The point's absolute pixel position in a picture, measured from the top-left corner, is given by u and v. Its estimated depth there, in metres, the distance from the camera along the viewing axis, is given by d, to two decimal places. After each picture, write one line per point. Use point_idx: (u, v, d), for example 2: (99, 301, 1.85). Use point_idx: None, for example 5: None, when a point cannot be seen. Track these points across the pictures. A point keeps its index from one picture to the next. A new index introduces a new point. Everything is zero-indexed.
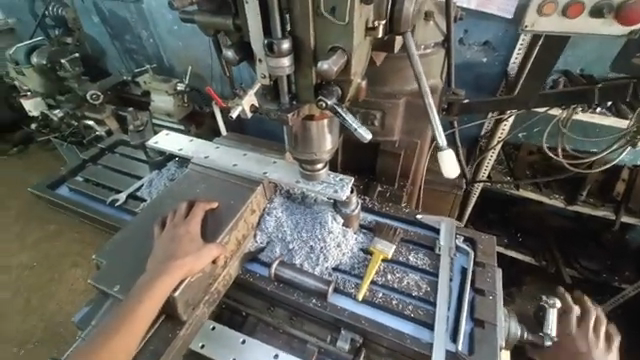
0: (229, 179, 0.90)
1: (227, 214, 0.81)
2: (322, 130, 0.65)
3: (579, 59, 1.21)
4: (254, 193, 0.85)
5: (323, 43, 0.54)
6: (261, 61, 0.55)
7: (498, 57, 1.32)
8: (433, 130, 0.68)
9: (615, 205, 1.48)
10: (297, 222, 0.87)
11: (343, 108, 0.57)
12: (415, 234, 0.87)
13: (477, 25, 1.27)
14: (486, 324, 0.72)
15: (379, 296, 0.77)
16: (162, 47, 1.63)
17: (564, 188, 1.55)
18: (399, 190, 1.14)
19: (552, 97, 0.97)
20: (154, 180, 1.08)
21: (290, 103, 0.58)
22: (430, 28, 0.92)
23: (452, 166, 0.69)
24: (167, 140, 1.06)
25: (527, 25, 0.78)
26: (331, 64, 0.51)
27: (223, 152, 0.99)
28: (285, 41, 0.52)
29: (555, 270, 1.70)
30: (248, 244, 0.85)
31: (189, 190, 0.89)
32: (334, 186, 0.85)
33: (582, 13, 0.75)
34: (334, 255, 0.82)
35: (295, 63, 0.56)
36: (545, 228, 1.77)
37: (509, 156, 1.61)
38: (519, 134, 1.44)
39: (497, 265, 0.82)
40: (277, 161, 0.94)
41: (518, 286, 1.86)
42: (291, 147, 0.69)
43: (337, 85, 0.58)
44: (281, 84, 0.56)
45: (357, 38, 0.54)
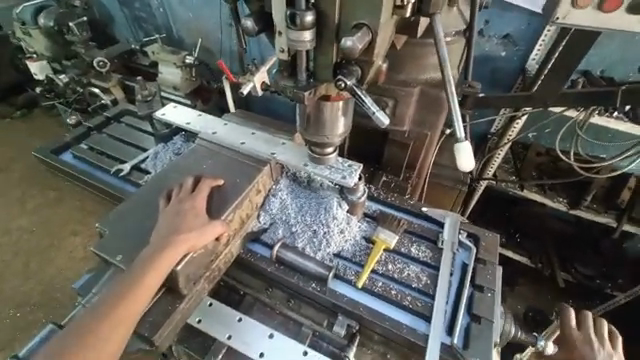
0: (235, 157, 0.88)
1: (232, 192, 0.79)
2: (336, 113, 0.63)
3: (602, 59, 1.17)
4: (261, 173, 0.84)
5: (348, 19, 0.51)
6: (281, 33, 0.52)
7: (517, 52, 1.28)
8: (453, 120, 0.66)
9: (618, 212, 1.46)
10: (302, 205, 0.86)
11: (362, 90, 0.55)
12: (419, 226, 0.86)
13: (499, 16, 1.23)
14: (483, 319, 0.72)
15: (379, 284, 0.76)
16: (172, 17, 1.58)
17: (569, 191, 1.53)
18: (405, 182, 1.11)
19: (571, 97, 0.94)
20: (159, 153, 1.06)
21: (307, 81, 0.56)
22: (452, 15, 0.88)
23: (469, 159, 0.67)
24: (174, 113, 1.03)
25: (558, 16, 0.74)
26: (355, 41, 0.49)
27: (231, 130, 0.97)
28: (309, 13, 0.49)
29: (549, 273, 1.70)
30: (251, 224, 0.84)
31: (194, 165, 0.87)
32: (341, 172, 0.83)
33: (619, 7, 0.71)
34: (336, 241, 0.81)
35: (317, 38, 0.53)
36: (545, 231, 1.77)
37: (517, 156, 1.59)
38: (530, 134, 1.43)
39: (498, 263, 0.81)
40: (286, 142, 0.92)
41: (511, 286, 1.87)
42: (303, 128, 0.67)
43: (357, 65, 0.55)
44: (300, 60, 0.54)
45: (384, 17, 0.51)
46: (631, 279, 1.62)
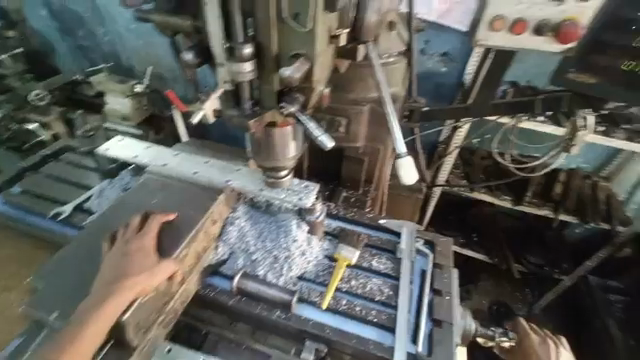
0: (187, 188, 0.85)
1: (185, 226, 0.76)
2: (287, 138, 0.60)
3: (526, 71, 1.32)
4: (216, 202, 0.82)
5: (286, 50, 0.52)
6: (222, 65, 0.53)
7: (456, 67, 1.41)
8: (393, 137, 0.71)
9: (555, 204, 1.61)
10: (261, 231, 0.85)
11: (305, 115, 0.58)
12: (378, 239, 0.89)
13: (437, 36, 1.35)
14: (444, 323, 0.75)
15: (344, 303, 0.76)
16: (119, 45, 1.52)
17: (513, 189, 1.66)
18: (364, 195, 1.16)
19: (502, 107, 1.01)
20: (104, 190, 1.00)
21: (252, 110, 0.57)
22: (394, 38, 0.94)
23: (410, 174, 0.70)
24: (120, 146, 0.98)
25: (479, 39, 0.84)
26: (293, 71, 0.50)
27: (183, 159, 0.93)
28: (247, 46, 0.51)
29: (506, 267, 1.80)
30: (209, 256, 0.81)
31: (143, 200, 0.83)
32: (298, 194, 0.84)
33: (525, 30, 0.80)
34: (299, 264, 0.81)
35: (258, 68, 0.54)
36: (497, 228, 1.89)
37: (466, 161, 1.70)
38: (475, 140, 1.67)
39: (454, 266, 0.85)
40: (241, 169, 0.91)
41: (475, 283, 1.96)
42: (254, 154, 0.64)
43: (299, 92, 0.56)
44: (243, 90, 0.55)
45: (321, 47, 0.52)
46: (572, 264, 1.79)
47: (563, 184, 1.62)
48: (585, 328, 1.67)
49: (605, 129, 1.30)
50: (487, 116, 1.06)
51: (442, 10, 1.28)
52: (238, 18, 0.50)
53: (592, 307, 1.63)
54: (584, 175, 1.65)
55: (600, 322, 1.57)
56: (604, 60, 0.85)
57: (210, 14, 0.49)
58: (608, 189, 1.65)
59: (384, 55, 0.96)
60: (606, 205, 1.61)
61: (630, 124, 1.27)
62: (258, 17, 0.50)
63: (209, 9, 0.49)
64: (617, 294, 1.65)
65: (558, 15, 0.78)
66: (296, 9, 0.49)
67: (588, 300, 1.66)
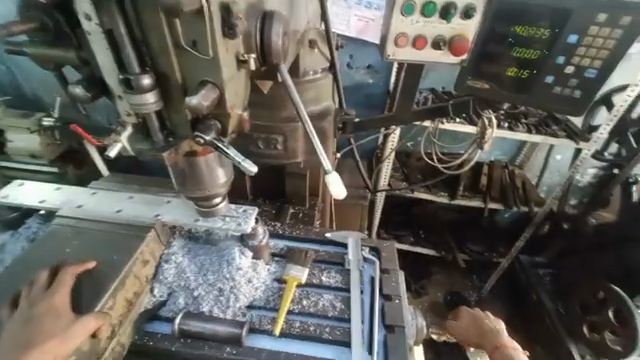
0: (109, 229, 0.77)
1: (108, 273, 0.68)
2: (212, 165, 0.62)
3: (439, 79, 1.59)
4: (145, 241, 0.76)
5: (191, 77, 0.49)
6: (121, 97, 0.50)
7: (381, 77, 1.69)
8: (319, 154, 0.72)
9: (482, 194, 1.78)
10: (202, 264, 0.80)
11: (224, 143, 0.54)
12: (325, 253, 0.89)
13: (359, 50, 1.62)
14: (396, 327, 0.76)
15: (297, 325, 0.75)
16: (22, 74, 1.36)
17: (447, 185, 1.81)
18: (312, 209, 1.14)
19: (424, 113, 1.05)
20: (6, 245, 0.84)
21: (165, 142, 0.54)
22: (316, 55, 0.99)
23: (339, 187, 0.72)
24: (24, 191, 0.86)
25: (389, 54, 0.88)
26: (200, 99, 0.47)
27: (102, 198, 0.85)
28: (145, 76, 0.47)
29: (451, 257, 1.97)
30: (144, 300, 0.74)
31: (53, 252, 0.73)
32: (236, 219, 0.81)
33: (426, 45, 0.87)
34: (246, 293, 0.77)
35: (164, 98, 0.51)
36: (439, 222, 2.04)
37: (403, 164, 1.84)
38: (408, 143, 1.91)
39: (399, 269, 0.88)
40: (172, 199, 0.86)
41: (428, 277, 2.07)
42: (179, 185, 0.63)
43: (215, 118, 0.54)
44: (151, 122, 0.52)
45: (229, 72, 0.51)
46: (507, 246, 2.01)
47: (487, 175, 1.82)
48: (526, 303, 1.86)
49: (508, 124, 1.52)
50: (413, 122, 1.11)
51: (359, 28, 1.52)
52: (130, 49, 0.46)
53: (528, 284, 1.82)
54: (503, 166, 1.88)
55: (536, 295, 1.76)
56: (493, 68, 0.88)
57: (96, 45, 0.46)
58: (522, 175, 1.89)
59: (310, 71, 0.99)
60: (523, 190, 1.82)
61: (524, 120, 1.55)
62: (152, 46, 0.47)
63: (95, 39, 0.46)
64: (545, 268, 1.86)
65: (448, 30, 0.86)
66: (193, 35, 0.46)
67: (523, 276, 1.86)
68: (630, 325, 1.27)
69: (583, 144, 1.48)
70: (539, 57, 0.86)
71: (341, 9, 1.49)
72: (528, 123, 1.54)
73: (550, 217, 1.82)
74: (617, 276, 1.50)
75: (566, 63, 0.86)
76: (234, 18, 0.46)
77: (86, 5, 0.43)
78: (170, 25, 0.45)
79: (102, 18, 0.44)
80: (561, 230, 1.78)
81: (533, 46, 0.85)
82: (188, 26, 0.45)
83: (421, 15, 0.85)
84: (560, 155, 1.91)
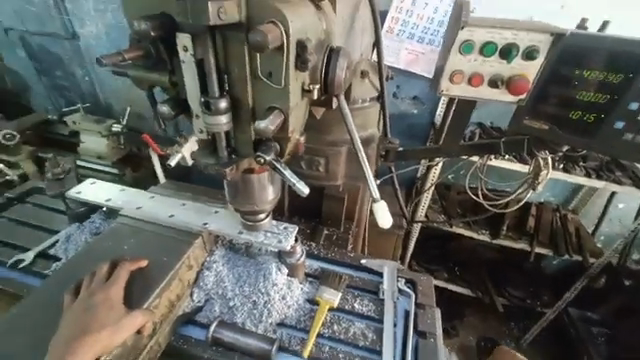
0: (163, 233, 0.83)
1: (158, 273, 0.73)
2: (264, 183, 0.65)
3: (488, 114, 1.56)
4: (192, 247, 0.80)
5: (262, 103, 0.54)
6: (198, 116, 0.55)
7: (426, 108, 1.70)
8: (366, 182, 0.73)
9: (529, 236, 1.65)
10: (240, 275, 0.82)
11: (281, 164, 0.58)
12: (360, 280, 0.87)
13: (406, 81, 1.66)
14: None
15: (326, 350, 0.73)
16: (100, 85, 1.55)
17: (489, 222, 1.71)
18: (346, 233, 1.14)
19: (471, 149, 1.01)
20: (73, 235, 0.94)
21: (228, 158, 0.58)
22: (366, 85, 1.03)
23: (387, 217, 0.72)
24: (94, 189, 0.96)
25: (442, 89, 0.89)
26: (268, 123, 0.50)
27: (159, 202, 0.92)
28: (222, 100, 0.53)
29: (489, 300, 1.81)
30: (183, 304, 0.78)
31: (113, 248, 0.80)
32: (277, 235, 0.83)
33: (482, 83, 0.87)
34: (278, 309, 0.78)
35: (234, 120, 0.56)
36: (477, 261, 1.93)
37: (442, 196, 1.80)
38: (450, 176, 1.87)
39: (436, 305, 0.83)
40: (219, 210, 0.91)
41: (461, 319, 1.94)
42: (232, 198, 0.67)
43: (276, 141, 0.57)
44: (220, 140, 0.56)
45: (295, 100, 0.54)
46: (553, 296, 1.81)
47: (534, 217, 1.71)
48: None
49: (564, 166, 1.43)
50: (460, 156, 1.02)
51: (408, 60, 1.60)
52: (215, 76, 0.52)
53: (578, 340, 1.60)
54: (553, 208, 1.76)
55: (587, 354, 1.54)
56: (552, 108, 0.85)
57: (187, 72, 0.52)
58: (576, 220, 1.74)
59: (359, 99, 1.03)
60: (577, 237, 1.67)
61: (582, 163, 1.45)
62: (233, 75, 0.52)
63: (186, 67, 0.52)
64: (599, 326, 1.64)
65: (508, 70, 0.85)
66: (269, 68, 0.50)
67: (572, 330, 1.65)
68: None
69: None
70: (607, 102, 0.81)
71: (393, 42, 1.58)
72: (587, 167, 1.44)
73: (608, 271, 1.66)
74: None
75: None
76: (307, 54, 0.50)
77: (186, 40, 0.50)
78: (250, 59, 0.51)
79: (197, 50, 0.50)
80: (620, 286, 1.59)
81: (596, 90, 0.81)
82: (266, 60, 0.50)
83: (480, 54, 0.84)
84: (622, 204, 1.73)
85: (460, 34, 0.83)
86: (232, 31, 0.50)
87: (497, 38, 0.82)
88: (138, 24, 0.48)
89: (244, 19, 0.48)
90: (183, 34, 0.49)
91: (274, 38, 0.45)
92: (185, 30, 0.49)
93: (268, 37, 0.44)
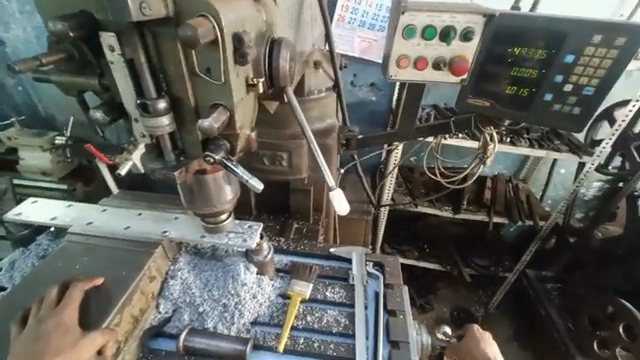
0: (119, 246, 0.79)
1: (117, 289, 0.69)
2: (220, 183, 0.63)
3: (441, 96, 1.63)
4: (153, 257, 0.77)
5: (204, 100, 0.52)
6: (137, 120, 0.52)
7: (384, 95, 1.74)
8: (323, 172, 0.73)
9: (486, 208, 1.77)
10: (207, 280, 0.81)
11: (233, 162, 0.56)
12: (330, 269, 0.89)
13: (363, 69, 1.68)
14: (401, 343, 0.74)
15: (301, 341, 0.74)
16: (37, 95, 1.44)
17: (450, 198, 1.81)
18: (315, 224, 1.14)
19: (426, 130, 1.05)
20: (17, 261, 0.85)
21: (177, 161, 0.56)
22: (321, 75, 1.04)
23: (343, 203, 0.73)
24: (37, 209, 0.88)
25: (391, 74, 0.91)
26: (212, 121, 0.49)
27: (112, 214, 0.87)
28: (161, 100, 0.50)
29: (457, 273, 1.92)
30: (149, 317, 0.75)
31: (63, 269, 0.74)
32: (242, 235, 0.82)
33: (427, 66, 0.90)
34: (250, 308, 0.77)
35: (177, 121, 0.53)
36: (443, 237, 2.03)
37: (407, 178, 1.87)
38: (411, 158, 1.95)
39: (403, 284, 0.87)
40: (179, 215, 0.88)
41: (434, 292, 2.05)
42: (189, 202, 0.64)
43: (225, 139, 0.56)
44: (164, 143, 0.54)
45: (239, 95, 0.53)
46: (513, 260, 1.98)
47: (491, 189, 1.83)
48: (535, 319, 1.80)
49: (511, 139, 1.55)
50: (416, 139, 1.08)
51: (362, 48, 1.62)
52: (149, 76, 0.49)
53: (536, 299, 1.77)
54: (506, 180, 1.89)
55: (543, 310, 1.71)
56: (493, 86, 0.91)
57: (118, 74, 0.49)
58: (526, 189, 1.89)
59: (315, 90, 1.03)
60: (528, 204, 1.82)
61: (527, 135, 1.58)
62: (169, 73, 0.50)
63: (115, 68, 0.48)
64: (553, 282, 1.81)
65: (448, 52, 0.88)
66: (207, 63, 0.49)
67: (531, 292, 1.81)
68: None
69: (586, 158, 1.49)
70: (537, 76, 0.88)
71: (345, 31, 1.60)
72: (530, 139, 1.56)
73: (556, 231, 1.79)
74: (624, 291, 1.44)
75: (565, 81, 0.88)
76: (245, 47, 0.48)
77: (110, 39, 0.46)
78: (186, 55, 0.49)
79: (124, 49, 0.47)
80: (567, 243, 1.72)
81: (533, 66, 0.87)
82: (202, 56, 0.48)
83: (422, 38, 0.88)
84: (564, 169, 1.91)
85: (402, 19, 0.85)
86: (161, 27, 0.47)
87: (436, 21, 0.85)
88: (53, 24, 0.44)
89: (172, 13, 0.46)
90: (108, 33, 0.46)
91: (205, 31, 0.43)
92: (109, 28, 0.46)
93: (199, 31, 0.43)
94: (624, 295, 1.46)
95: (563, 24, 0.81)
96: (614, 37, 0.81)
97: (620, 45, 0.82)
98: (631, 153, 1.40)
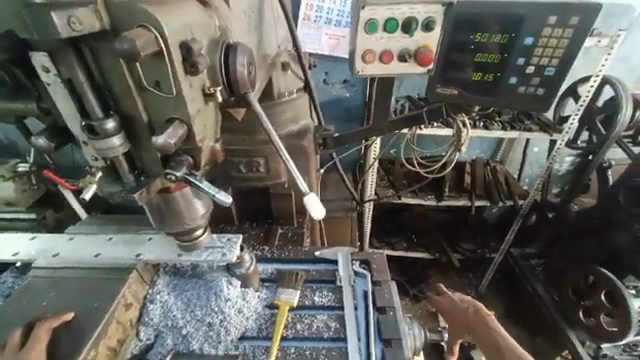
0: (89, 276, 0.74)
1: (89, 322, 0.65)
2: (188, 199, 0.60)
3: (414, 86, 1.65)
4: (127, 283, 0.73)
5: (158, 116, 0.49)
6: (87, 143, 0.49)
7: (357, 91, 1.73)
8: (294, 176, 0.71)
9: (468, 193, 1.81)
10: (189, 299, 0.77)
11: (197, 177, 0.53)
12: (317, 273, 0.87)
13: (333, 67, 1.67)
14: (393, 341, 0.73)
15: (292, 352, 0.72)
16: None
17: (432, 187, 1.83)
18: (300, 227, 1.12)
19: (399, 122, 1.04)
20: None
21: (136, 182, 0.53)
22: (289, 76, 1.01)
23: (318, 206, 0.71)
24: None
25: (358, 69, 0.90)
26: (167, 138, 0.46)
27: (80, 242, 0.82)
28: (109, 120, 0.47)
29: (446, 258, 1.97)
30: (130, 346, 0.71)
31: (29, 307, 0.69)
32: (221, 249, 0.78)
33: (393, 59, 0.90)
34: (237, 324, 0.74)
35: (131, 139, 0.50)
36: (429, 225, 2.06)
37: (388, 171, 1.88)
38: (391, 151, 1.97)
39: (392, 279, 0.85)
40: (153, 236, 0.84)
41: (426, 281, 2.06)
42: (158, 222, 0.61)
43: (186, 153, 0.53)
44: (120, 164, 0.51)
45: (195, 107, 0.50)
46: (498, 240, 2.02)
47: (470, 174, 1.86)
48: (524, 296, 1.85)
49: (484, 124, 1.58)
50: (390, 133, 1.07)
51: (331, 45, 1.61)
52: (92, 95, 0.46)
53: (522, 276, 1.80)
54: (484, 163, 1.92)
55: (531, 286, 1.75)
56: (459, 74, 0.91)
57: (57, 95, 0.46)
58: (504, 170, 1.93)
59: (285, 92, 1.00)
60: (506, 184, 1.86)
61: (498, 119, 1.61)
62: (115, 90, 0.47)
63: (53, 90, 0.45)
64: (536, 258, 1.85)
65: (412, 43, 0.88)
66: (154, 76, 0.46)
67: (517, 269, 1.84)
68: (621, 305, 1.30)
69: (556, 135, 1.56)
70: (501, 60, 0.89)
71: (312, 30, 1.58)
72: (502, 121, 1.61)
73: (535, 208, 1.83)
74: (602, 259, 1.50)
75: (527, 64, 0.89)
76: (195, 56, 0.45)
77: (43, 58, 0.43)
78: (130, 69, 0.45)
79: (60, 68, 0.44)
80: (546, 218, 1.76)
81: (494, 51, 0.88)
82: (146, 68, 0.45)
83: (384, 31, 0.87)
84: (537, 147, 1.97)
85: (363, 14, 0.84)
86: (99, 42, 0.44)
87: (396, 13, 0.84)
88: None
89: (108, 26, 0.43)
90: (39, 53, 0.43)
91: (145, 43, 0.40)
92: (40, 48, 0.43)
93: (138, 43, 0.40)
94: (601, 264, 1.52)
95: (520, 7, 0.82)
96: (568, 16, 0.82)
97: (574, 24, 0.83)
98: (596, 127, 1.44)
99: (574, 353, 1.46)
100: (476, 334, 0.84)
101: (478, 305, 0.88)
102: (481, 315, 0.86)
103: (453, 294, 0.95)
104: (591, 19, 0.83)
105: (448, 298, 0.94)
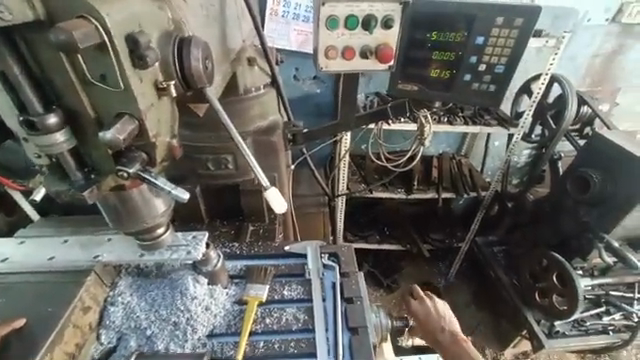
0: (42, 280, 0.71)
1: (42, 327, 0.62)
2: (147, 196, 0.59)
3: (382, 83, 1.69)
4: (84, 286, 0.70)
5: (107, 110, 0.47)
6: (27, 140, 0.47)
7: (327, 87, 1.75)
8: (256, 172, 0.71)
9: (435, 186, 1.88)
10: (154, 299, 0.76)
11: (152, 173, 0.52)
12: (286, 267, 0.88)
13: (303, 63, 1.67)
14: (360, 329, 0.75)
15: (261, 345, 0.73)
16: None
17: (402, 180, 1.88)
18: (272, 223, 1.11)
19: (366, 117, 1.06)
20: None
21: (86, 179, 0.51)
22: (256, 72, 1.00)
23: (280, 202, 0.73)
24: None
25: (322, 65, 0.90)
26: (115, 133, 0.44)
27: (31, 246, 0.78)
28: (51, 115, 0.45)
29: (417, 249, 2.04)
30: (89, 350, 0.69)
31: None
32: (186, 247, 0.76)
33: (355, 55, 0.91)
34: (204, 321, 0.74)
35: (78, 135, 0.49)
36: (401, 217, 2.12)
37: (360, 166, 1.92)
38: (362, 146, 2.01)
39: (359, 271, 0.87)
40: (112, 236, 0.81)
41: (398, 272, 2.13)
42: (115, 222, 0.60)
43: (140, 149, 0.52)
44: (66, 162, 0.49)
45: (146, 101, 0.48)
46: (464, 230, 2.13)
47: (437, 167, 1.94)
48: (489, 281, 1.96)
49: (448, 119, 1.66)
50: (358, 128, 1.09)
51: (300, 41, 1.61)
52: (30, 89, 0.44)
53: (485, 262, 1.90)
54: (450, 157, 2.00)
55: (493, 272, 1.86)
56: (421, 71, 0.96)
57: None
58: (468, 163, 2.03)
59: (251, 88, 0.99)
60: (470, 177, 1.95)
61: (460, 114, 1.69)
62: (56, 84, 0.45)
63: None
64: (498, 246, 1.96)
65: (372, 40, 0.89)
66: (99, 70, 0.44)
67: (481, 256, 1.95)
68: (569, 285, 1.41)
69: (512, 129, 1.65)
70: (455, 58, 0.94)
71: (279, 25, 1.57)
72: (465, 116, 1.69)
73: (497, 198, 1.90)
74: (555, 243, 1.62)
75: (479, 61, 0.94)
76: (143, 49, 0.45)
77: None
78: (71, 61, 0.44)
79: None
80: (507, 208, 1.86)
81: (448, 49, 0.93)
82: (90, 61, 0.43)
83: (345, 28, 0.88)
84: (498, 141, 2.08)
85: (324, 10, 0.85)
86: (34, 32, 0.42)
87: (356, 10, 0.86)
88: None
89: (44, 16, 0.41)
90: None
91: (84, 34, 0.39)
92: None
93: (76, 34, 0.38)
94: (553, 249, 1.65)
95: (470, 8, 0.87)
96: (513, 18, 0.88)
97: (518, 25, 0.89)
98: (547, 121, 1.53)
99: (531, 332, 1.59)
100: (450, 354, 0.99)
101: (456, 330, 1.01)
102: (459, 341, 1.00)
103: (432, 307, 1.05)
104: (534, 21, 0.89)
105: (427, 310, 1.05)
